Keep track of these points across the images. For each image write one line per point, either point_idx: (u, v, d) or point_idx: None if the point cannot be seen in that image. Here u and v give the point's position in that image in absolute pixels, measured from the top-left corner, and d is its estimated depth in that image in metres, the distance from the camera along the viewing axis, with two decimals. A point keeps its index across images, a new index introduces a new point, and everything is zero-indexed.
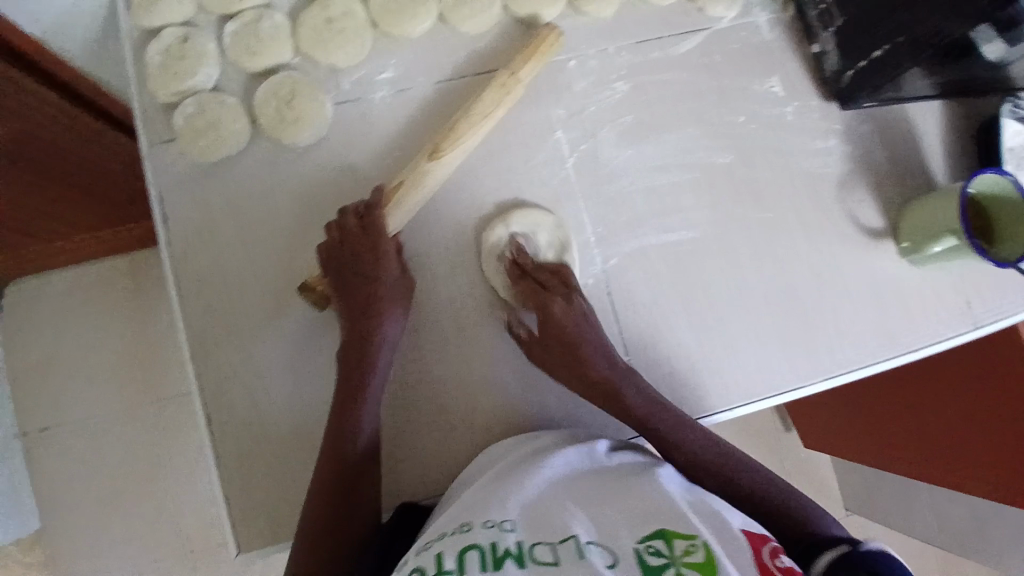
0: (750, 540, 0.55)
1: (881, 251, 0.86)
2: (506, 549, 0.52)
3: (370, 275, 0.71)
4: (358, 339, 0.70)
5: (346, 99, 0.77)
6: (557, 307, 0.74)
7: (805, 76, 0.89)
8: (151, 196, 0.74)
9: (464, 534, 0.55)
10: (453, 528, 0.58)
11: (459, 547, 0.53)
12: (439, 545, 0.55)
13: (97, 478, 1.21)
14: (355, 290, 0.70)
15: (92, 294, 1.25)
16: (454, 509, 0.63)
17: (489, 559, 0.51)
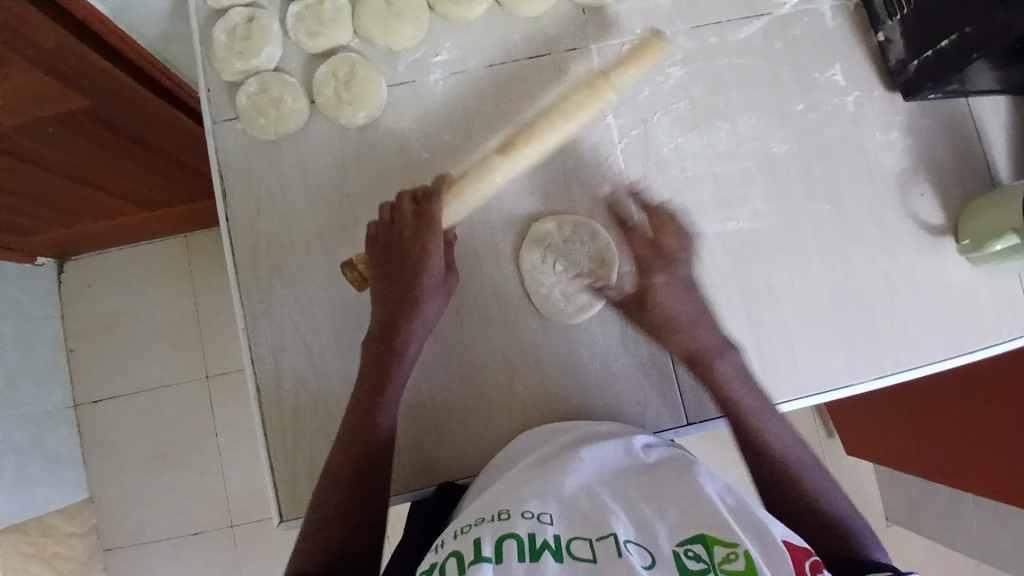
0: (791, 552, 0.53)
1: (940, 250, 0.82)
2: (544, 542, 0.52)
3: (414, 262, 0.73)
4: (392, 323, 0.72)
5: (401, 82, 0.79)
6: (659, 280, 0.77)
7: (870, 65, 0.85)
8: (213, 172, 0.77)
9: (503, 521, 0.55)
10: (491, 514, 0.58)
11: (499, 533, 0.53)
12: (477, 531, 0.55)
13: (143, 448, 1.31)
14: (397, 274, 0.73)
15: (155, 267, 1.34)
16: (489, 497, 0.63)
17: (528, 548, 0.51)
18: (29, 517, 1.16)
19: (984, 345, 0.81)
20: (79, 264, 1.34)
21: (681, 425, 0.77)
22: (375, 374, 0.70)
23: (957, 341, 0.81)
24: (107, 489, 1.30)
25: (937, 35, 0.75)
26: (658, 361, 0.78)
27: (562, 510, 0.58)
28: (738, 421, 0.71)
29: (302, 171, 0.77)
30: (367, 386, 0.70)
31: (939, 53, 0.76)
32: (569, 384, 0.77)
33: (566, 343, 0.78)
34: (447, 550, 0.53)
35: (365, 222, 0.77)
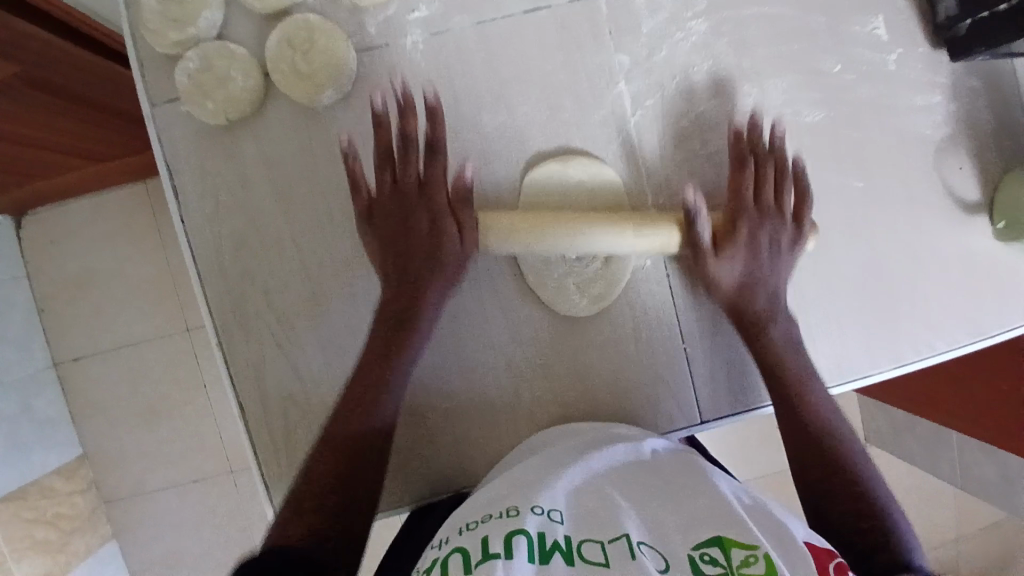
0: (816, 553, 0.49)
1: (975, 228, 0.75)
2: (555, 542, 0.47)
3: (426, 230, 0.64)
4: (407, 289, 0.65)
5: (372, 46, 0.66)
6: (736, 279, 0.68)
7: (919, 11, 0.73)
8: (161, 162, 0.66)
9: (511, 517, 0.50)
10: (497, 511, 0.52)
11: (507, 528, 0.48)
12: (484, 528, 0.49)
13: (132, 412, 1.26)
14: (403, 276, 0.65)
15: (117, 227, 1.23)
16: (487, 493, 0.58)
17: (537, 549, 0.45)
18: (27, 480, 1.15)
19: (1009, 328, 0.76)
20: (38, 222, 1.23)
21: (693, 424, 0.73)
22: (386, 344, 0.63)
23: (981, 324, 0.76)
24: (102, 448, 1.26)
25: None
26: (671, 359, 0.73)
27: (572, 508, 0.53)
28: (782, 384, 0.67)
29: (265, 162, 0.66)
30: (376, 355, 0.63)
31: (1003, 13, 0.66)
32: (575, 386, 0.72)
33: (570, 343, 0.72)
34: (448, 550, 0.48)
35: (342, 219, 0.68)
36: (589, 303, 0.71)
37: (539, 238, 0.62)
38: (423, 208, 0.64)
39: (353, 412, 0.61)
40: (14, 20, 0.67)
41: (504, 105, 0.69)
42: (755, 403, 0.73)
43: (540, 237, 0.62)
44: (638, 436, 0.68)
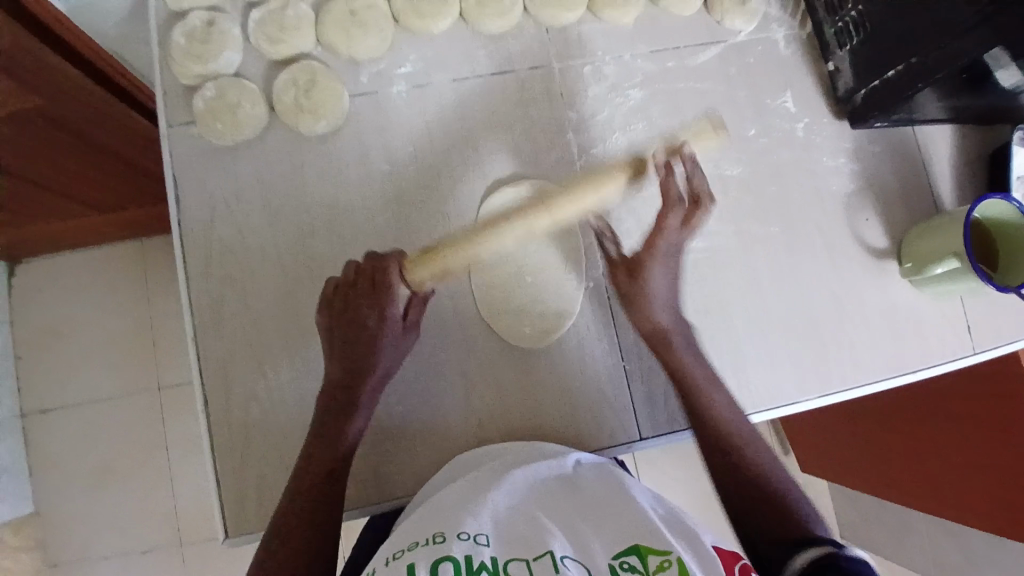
0: (723, 558, 0.50)
1: (883, 273, 0.86)
2: (481, 563, 0.47)
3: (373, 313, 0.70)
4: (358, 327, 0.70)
5: (363, 92, 0.79)
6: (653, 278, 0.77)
7: (820, 93, 0.89)
8: (166, 176, 0.76)
9: (435, 544, 0.50)
10: (424, 539, 0.52)
11: (433, 556, 0.47)
12: (408, 557, 0.49)
13: (94, 462, 1.25)
14: (352, 337, 0.70)
15: (108, 269, 1.30)
16: (414, 519, 0.59)
17: (464, 568, 0.45)
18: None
19: (928, 366, 0.84)
20: (29, 266, 1.28)
21: (634, 441, 0.78)
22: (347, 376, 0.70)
23: (901, 361, 0.84)
24: (56, 498, 1.23)
25: (884, 64, 0.79)
26: (613, 377, 0.79)
27: (497, 528, 0.53)
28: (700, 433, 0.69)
29: (259, 180, 0.76)
30: (339, 378, 0.70)
31: (885, 82, 0.80)
32: (523, 399, 0.78)
33: (520, 357, 0.79)
34: None
35: (322, 230, 0.76)
36: (539, 338, 0.79)
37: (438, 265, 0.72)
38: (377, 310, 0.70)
39: (310, 468, 0.66)
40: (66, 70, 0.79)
41: (472, 148, 0.81)
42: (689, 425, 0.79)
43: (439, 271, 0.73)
44: (559, 452, 0.72)
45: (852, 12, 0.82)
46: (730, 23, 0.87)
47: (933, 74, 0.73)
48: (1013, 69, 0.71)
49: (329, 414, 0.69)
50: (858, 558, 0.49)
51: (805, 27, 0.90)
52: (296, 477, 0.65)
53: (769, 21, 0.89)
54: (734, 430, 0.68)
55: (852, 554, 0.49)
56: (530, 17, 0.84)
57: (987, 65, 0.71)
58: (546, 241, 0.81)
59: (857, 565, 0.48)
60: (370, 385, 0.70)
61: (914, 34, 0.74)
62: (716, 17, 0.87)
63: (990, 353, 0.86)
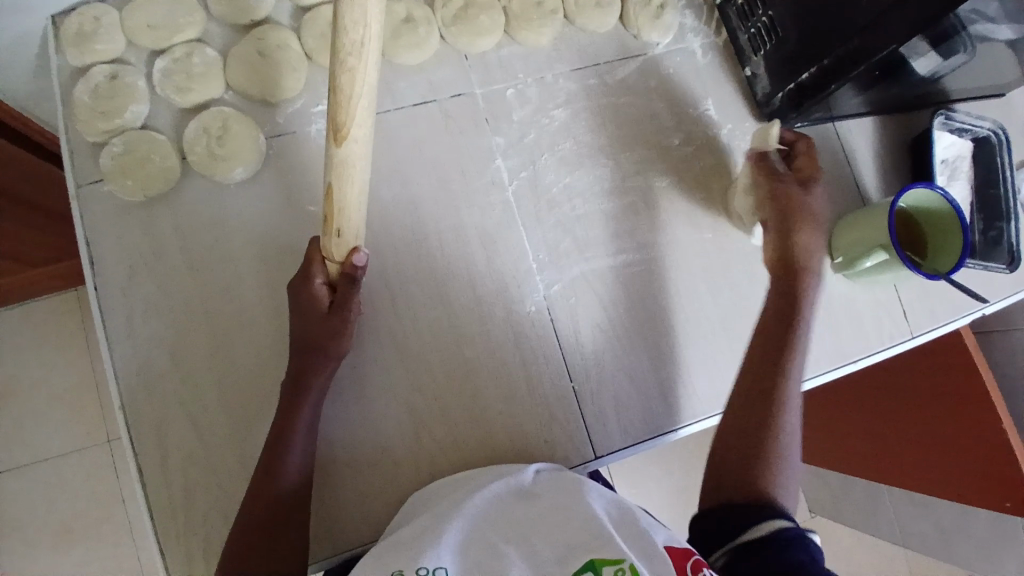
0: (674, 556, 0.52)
1: (817, 268, 0.88)
2: None
3: (314, 324, 0.68)
4: (306, 340, 0.69)
5: (282, 133, 0.77)
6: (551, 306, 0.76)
7: (740, 99, 0.91)
8: (79, 238, 0.72)
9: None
10: None
11: None
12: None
13: (45, 529, 1.19)
14: (303, 347, 0.69)
15: (43, 327, 1.24)
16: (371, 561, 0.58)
17: None
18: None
19: (867, 355, 0.87)
20: None
21: (589, 460, 0.78)
22: (289, 391, 0.69)
23: (842, 351, 0.86)
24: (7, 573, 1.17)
25: (798, 66, 0.81)
26: (563, 399, 0.79)
27: (456, 561, 0.54)
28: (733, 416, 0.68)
29: (179, 231, 0.74)
30: (286, 394, 0.69)
31: (800, 85, 0.82)
32: (475, 429, 0.77)
33: (467, 386, 0.78)
34: None
35: (251, 278, 0.74)
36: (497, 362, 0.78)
37: (343, 211, 0.60)
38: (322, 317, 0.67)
39: (253, 515, 0.64)
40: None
41: (400, 180, 0.80)
42: (644, 437, 0.79)
43: (351, 215, 0.60)
44: (513, 469, 0.71)
45: (763, 17, 0.84)
46: (647, 37, 0.88)
47: (843, 74, 0.75)
48: (927, 58, 0.74)
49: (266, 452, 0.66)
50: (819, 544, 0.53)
51: (720, 33, 0.92)
52: (240, 526, 0.64)
53: (685, 31, 0.91)
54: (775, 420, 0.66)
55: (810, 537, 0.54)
56: (447, 44, 0.83)
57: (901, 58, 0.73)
58: (481, 266, 0.80)
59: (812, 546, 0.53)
60: (303, 410, 0.68)
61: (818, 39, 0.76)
62: (633, 31, 0.88)
63: (924, 337, 0.89)
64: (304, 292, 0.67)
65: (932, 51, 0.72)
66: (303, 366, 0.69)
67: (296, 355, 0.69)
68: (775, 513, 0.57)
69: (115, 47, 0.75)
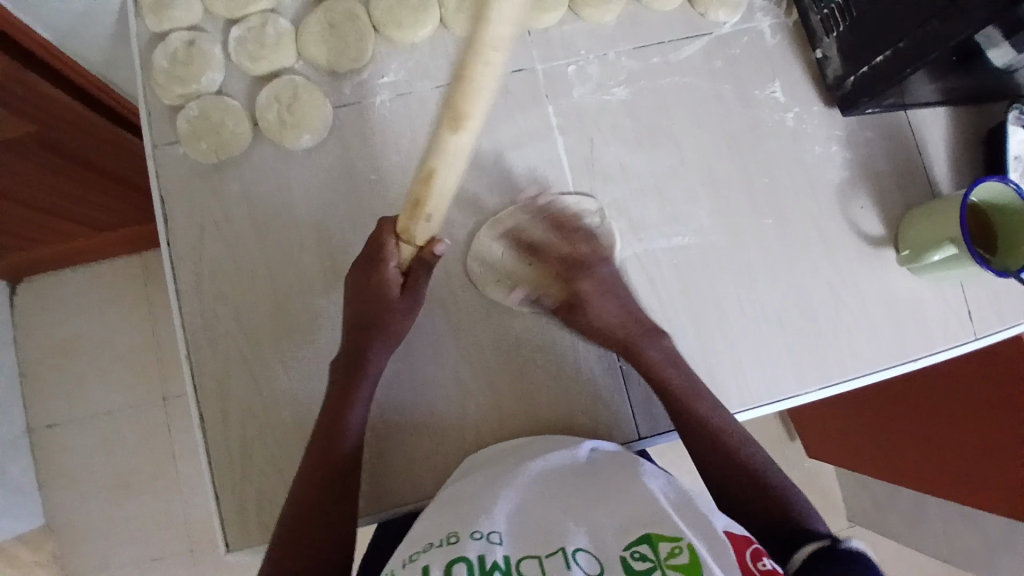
0: (735, 545, 0.52)
1: (879, 260, 0.85)
2: (495, 563, 0.50)
3: (377, 302, 0.71)
4: (367, 314, 0.71)
5: (347, 103, 0.79)
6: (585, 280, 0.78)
7: (808, 82, 0.88)
8: (155, 197, 0.76)
9: (451, 544, 0.53)
10: (439, 539, 0.55)
11: (449, 556, 0.51)
12: (425, 557, 0.52)
13: (104, 475, 1.27)
14: (365, 321, 0.72)
15: (111, 285, 1.31)
16: (427, 518, 0.62)
17: (478, 568, 0.48)
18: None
19: (927, 352, 0.84)
20: (33, 287, 1.30)
21: (633, 440, 0.78)
22: (348, 361, 0.71)
23: (901, 347, 0.83)
24: (69, 513, 1.25)
25: (874, 49, 0.77)
26: (609, 379, 0.79)
27: (510, 525, 0.56)
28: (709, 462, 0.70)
29: (245, 195, 0.76)
30: (343, 362, 0.71)
31: (874, 68, 0.78)
32: (521, 403, 0.77)
33: (514, 359, 0.78)
34: None
35: (311, 246, 0.77)
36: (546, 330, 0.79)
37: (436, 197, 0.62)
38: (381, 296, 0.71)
39: (312, 477, 0.67)
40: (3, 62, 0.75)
41: None
42: None
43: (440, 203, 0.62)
44: (569, 441, 0.73)
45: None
46: (714, 15, 0.86)
47: (920, 57, 0.72)
48: (1004, 49, 0.71)
49: (329, 419, 0.69)
50: (856, 550, 0.54)
51: (791, 15, 0.89)
52: (299, 491, 0.66)
53: (754, 11, 0.88)
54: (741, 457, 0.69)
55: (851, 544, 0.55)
56: None
57: (977, 47, 0.70)
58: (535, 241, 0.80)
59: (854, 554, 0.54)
60: (361, 383, 0.70)
61: (894, 22, 0.73)
62: (700, 10, 0.86)
63: (989, 339, 0.85)
64: (363, 272, 0.71)
65: (1005, 42, 0.69)
66: (362, 340, 0.71)
67: (355, 326, 0.72)
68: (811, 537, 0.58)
69: (194, 15, 0.77)
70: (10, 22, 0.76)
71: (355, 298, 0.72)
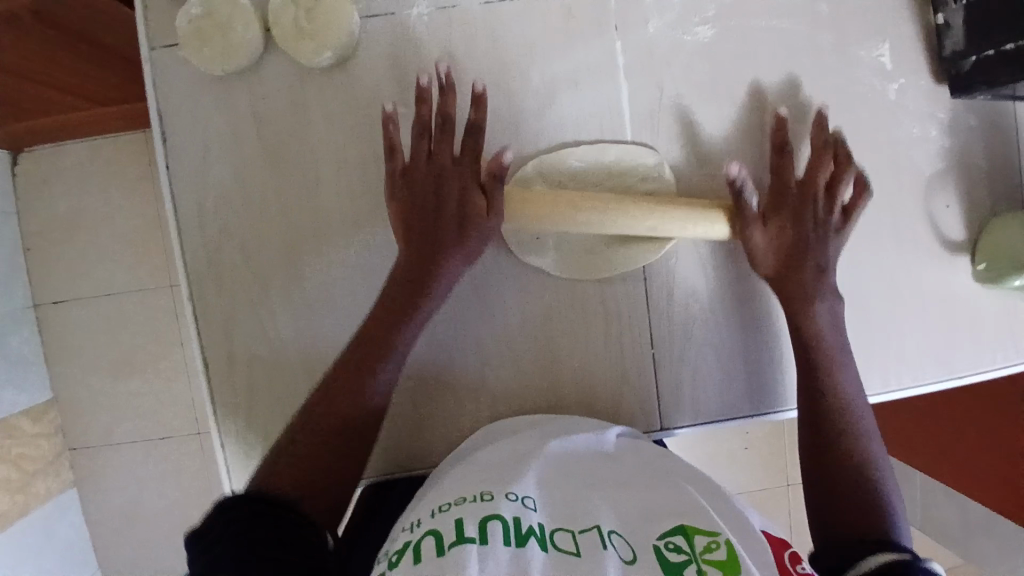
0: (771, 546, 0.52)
1: (954, 267, 0.76)
2: (530, 527, 0.47)
3: (454, 189, 0.64)
4: (437, 201, 0.64)
5: (378, 13, 0.66)
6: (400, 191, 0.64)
7: (923, 45, 0.74)
8: (151, 109, 0.66)
9: (485, 502, 0.50)
10: (471, 495, 0.52)
11: (482, 514, 0.48)
12: (456, 511, 0.50)
13: (107, 360, 1.26)
14: (429, 207, 0.64)
15: (112, 170, 1.22)
16: (450, 479, 0.59)
17: (515, 532, 0.46)
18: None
19: (979, 371, 0.77)
20: (32, 158, 1.21)
21: (655, 429, 0.74)
22: (414, 259, 0.64)
23: (950, 364, 0.77)
24: (74, 392, 1.26)
25: (1006, 29, 0.66)
26: (640, 364, 0.73)
27: (544, 493, 0.53)
28: (819, 429, 0.65)
29: (255, 116, 0.66)
30: (411, 248, 0.64)
31: (999, 53, 0.68)
32: (543, 379, 0.72)
33: (541, 334, 0.72)
34: (423, 531, 0.48)
35: (327, 184, 0.68)
36: (576, 303, 0.72)
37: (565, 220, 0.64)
38: (455, 184, 0.64)
39: (318, 422, 0.59)
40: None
41: (502, 90, 0.69)
42: (717, 416, 0.74)
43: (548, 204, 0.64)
44: (594, 423, 0.69)
45: None
46: None
47: None
48: None
49: (352, 368, 0.61)
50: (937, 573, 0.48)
51: None
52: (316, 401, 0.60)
53: None
54: (862, 440, 0.64)
55: (931, 567, 0.49)
56: None
57: None
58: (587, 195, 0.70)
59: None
60: (433, 295, 0.64)
61: None
62: None
63: None
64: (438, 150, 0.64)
65: None
66: (410, 292, 0.64)
67: (422, 213, 0.64)
68: (884, 547, 0.52)
69: None
70: None
71: (428, 183, 0.64)
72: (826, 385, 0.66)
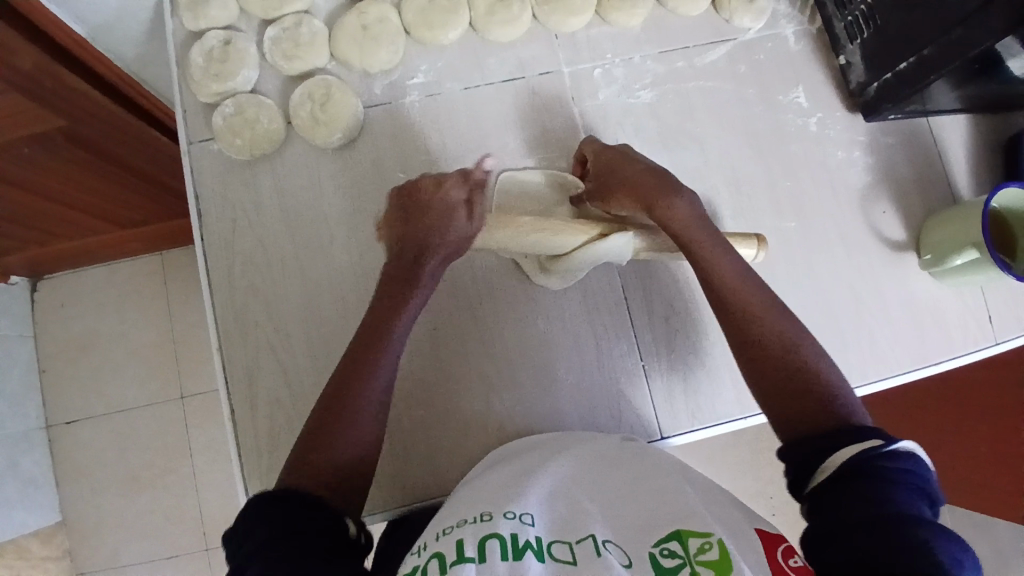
0: (764, 541, 0.48)
1: (902, 264, 0.85)
2: (527, 542, 0.46)
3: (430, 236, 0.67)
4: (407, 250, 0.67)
5: (378, 103, 0.81)
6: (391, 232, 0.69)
7: (831, 88, 0.89)
8: (190, 192, 0.78)
9: (483, 522, 0.48)
10: (471, 517, 0.50)
11: (480, 533, 0.47)
12: (458, 533, 0.48)
13: (119, 472, 1.26)
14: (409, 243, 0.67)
15: (130, 285, 1.31)
16: (446, 512, 0.56)
17: (511, 547, 0.44)
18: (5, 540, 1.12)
19: (949, 358, 0.84)
20: (53, 285, 1.29)
21: (655, 439, 0.78)
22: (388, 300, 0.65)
23: (923, 353, 0.83)
24: (81, 511, 1.24)
25: (895, 58, 0.78)
26: (631, 376, 0.79)
27: (541, 508, 0.51)
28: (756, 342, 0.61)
29: (279, 191, 0.78)
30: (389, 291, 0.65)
31: (898, 74, 0.80)
32: (546, 399, 0.78)
33: (540, 360, 0.79)
34: (427, 554, 0.47)
35: (342, 241, 0.78)
36: (567, 328, 0.80)
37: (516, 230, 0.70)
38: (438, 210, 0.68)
39: (319, 438, 0.57)
40: (31, 52, 0.71)
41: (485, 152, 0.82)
42: (712, 420, 0.79)
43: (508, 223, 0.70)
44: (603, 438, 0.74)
45: (862, 5, 0.81)
46: (740, 21, 0.88)
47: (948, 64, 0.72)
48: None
49: (345, 380, 0.60)
50: (905, 454, 0.49)
51: (814, 21, 0.91)
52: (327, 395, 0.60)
53: (778, 17, 0.90)
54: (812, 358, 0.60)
55: (901, 449, 0.49)
56: (539, 23, 0.85)
57: (1000, 55, 0.70)
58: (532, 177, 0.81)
59: (903, 460, 0.48)
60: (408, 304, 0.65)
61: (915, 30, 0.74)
62: (726, 16, 0.88)
63: (1009, 344, 0.85)
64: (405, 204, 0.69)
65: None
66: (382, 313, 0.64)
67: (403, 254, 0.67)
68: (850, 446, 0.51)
69: (230, 15, 0.80)
70: (62, 29, 0.76)
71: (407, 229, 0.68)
72: (761, 331, 0.62)
